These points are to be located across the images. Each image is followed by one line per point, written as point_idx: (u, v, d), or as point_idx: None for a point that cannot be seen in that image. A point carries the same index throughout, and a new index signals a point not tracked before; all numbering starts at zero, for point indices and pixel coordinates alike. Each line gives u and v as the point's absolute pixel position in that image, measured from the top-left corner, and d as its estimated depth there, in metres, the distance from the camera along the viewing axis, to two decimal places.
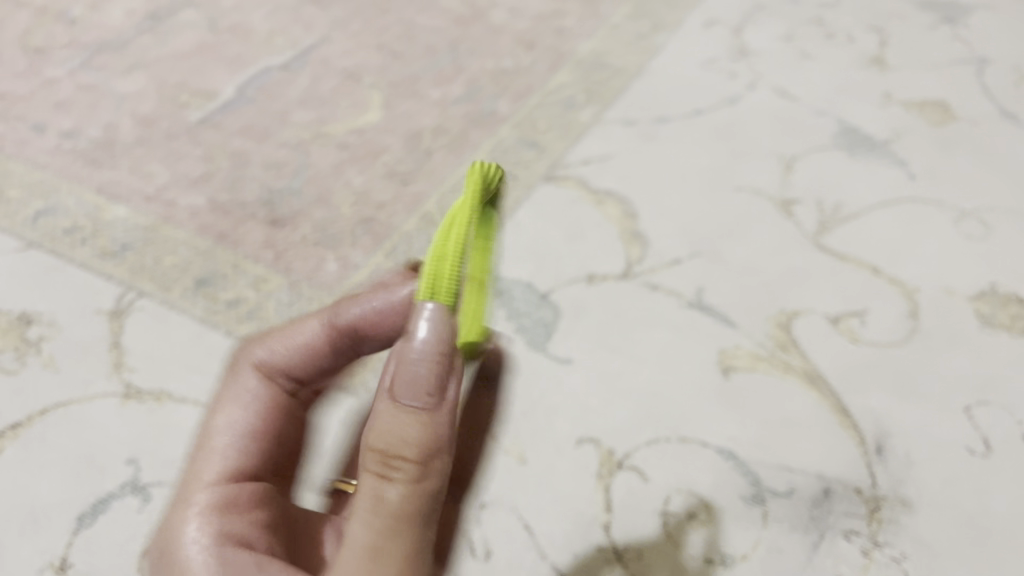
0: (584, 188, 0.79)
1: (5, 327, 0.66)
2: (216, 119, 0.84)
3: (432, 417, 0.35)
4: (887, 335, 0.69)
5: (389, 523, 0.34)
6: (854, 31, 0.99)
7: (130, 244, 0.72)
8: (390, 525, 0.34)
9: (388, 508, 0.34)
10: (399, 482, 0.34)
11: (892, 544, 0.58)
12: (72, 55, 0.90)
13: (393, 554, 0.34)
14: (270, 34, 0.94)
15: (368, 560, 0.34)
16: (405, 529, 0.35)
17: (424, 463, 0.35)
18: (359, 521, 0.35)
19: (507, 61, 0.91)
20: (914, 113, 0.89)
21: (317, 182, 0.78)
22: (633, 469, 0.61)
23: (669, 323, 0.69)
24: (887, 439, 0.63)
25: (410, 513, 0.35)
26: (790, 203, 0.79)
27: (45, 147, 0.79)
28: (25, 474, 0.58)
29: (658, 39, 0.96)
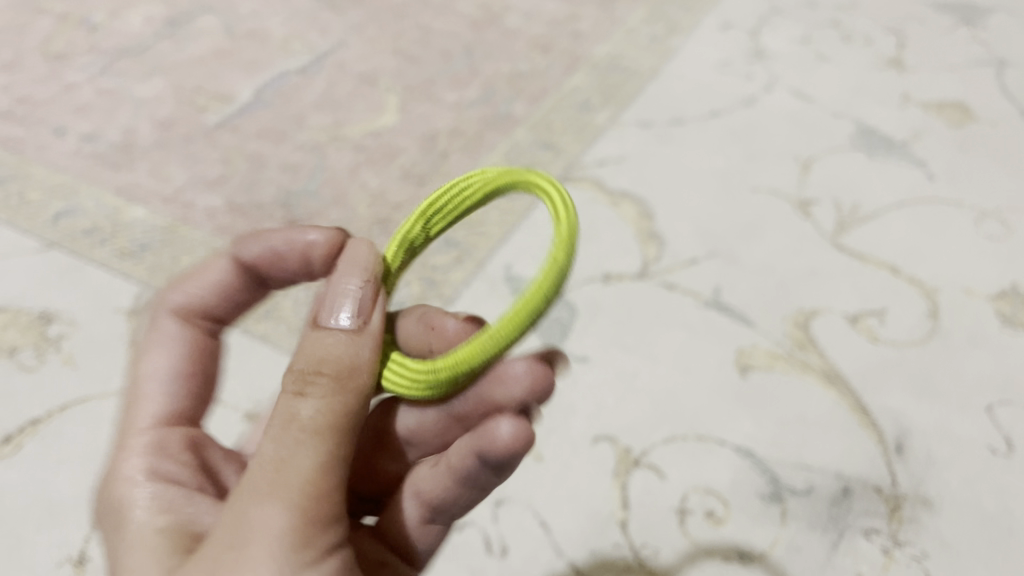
0: (599, 189, 0.79)
1: (25, 326, 0.67)
2: (234, 123, 0.84)
3: (347, 335, 0.39)
4: (908, 334, 0.68)
5: (301, 438, 0.36)
6: (872, 32, 0.99)
7: (148, 244, 0.72)
8: (303, 440, 0.36)
9: (300, 424, 0.37)
10: (312, 397, 0.37)
11: (913, 543, 0.58)
12: (92, 60, 0.91)
13: (302, 466, 0.36)
14: (286, 39, 0.94)
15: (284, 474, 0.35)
16: (316, 449, 0.36)
17: (338, 378, 0.38)
18: (270, 432, 0.37)
19: (522, 65, 0.92)
20: (932, 114, 0.88)
21: (333, 183, 0.78)
22: (650, 467, 0.61)
23: (686, 323, 0.68)
24: (907, 438, 0.62)
25: (319, 426, 0.37)
26: (807, 204, 0.78)
27: (65, 150, 0.80)
28: (43, 470, 0.59)
29: (674, 42, 0.96)
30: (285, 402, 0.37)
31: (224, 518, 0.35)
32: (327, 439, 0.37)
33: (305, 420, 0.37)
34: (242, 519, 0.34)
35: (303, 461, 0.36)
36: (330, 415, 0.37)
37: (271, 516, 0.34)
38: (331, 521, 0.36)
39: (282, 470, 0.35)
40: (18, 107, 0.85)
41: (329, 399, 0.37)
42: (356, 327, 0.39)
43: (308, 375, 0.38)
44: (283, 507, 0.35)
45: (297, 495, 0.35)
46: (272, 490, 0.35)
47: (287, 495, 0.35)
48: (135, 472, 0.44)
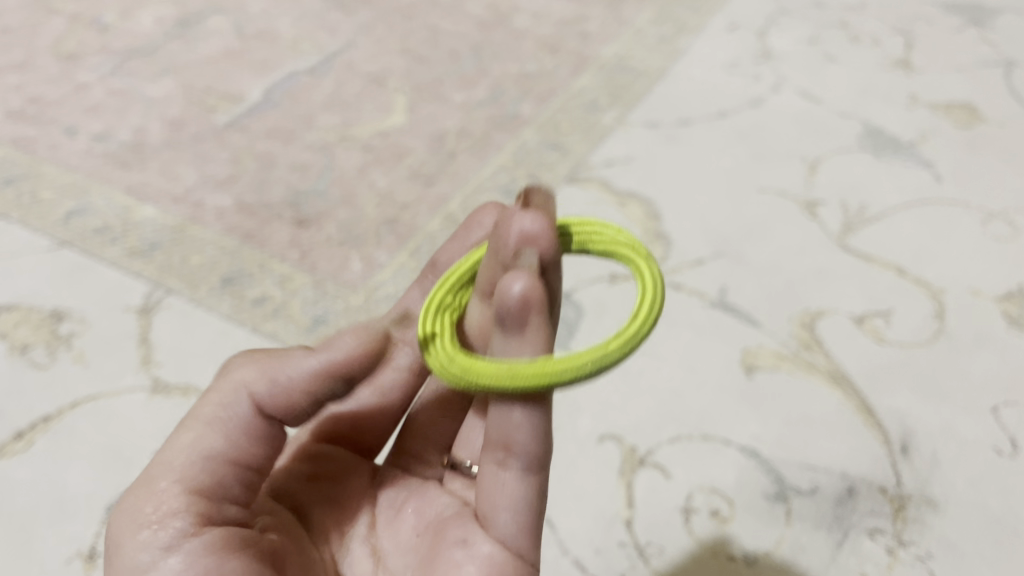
0: (606, 190, 0.79)
1: (36, 324, 0.67)
2: (243, 123, 0.85)
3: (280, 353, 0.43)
4: (914, 335, 0.68)
5: (190, 429, 0.41)
6: (880, 33, 0.99)
7: (158, 243, 0.73)
8: (192, 430, 0.41)
9: (198, 416, 0.42)
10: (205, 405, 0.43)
11: (917, 543, 0.58)
12: (104, 60, 0.91)
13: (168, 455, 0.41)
14: (295, 39, 0.95)
15: (163, 455, 0.41)
16: (198, 436, 0.41)
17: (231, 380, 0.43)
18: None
19: (530, 65, 0.92)
20: (940, 115, 0.88)
21: (341, 183, 0.79)
22: (655, 466, 0.61)
23: (692, 323, 0.69)
24: (912, 439, 0.62)
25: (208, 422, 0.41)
26: (814, 205, 0.79)
27: (76, 150, 0.81)
28: (54, 466, 0.60)
29: (681, 43, 0.96)
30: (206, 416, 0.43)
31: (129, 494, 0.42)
32: (199, 430, 0.41)
33: (204, 415, 0.42)
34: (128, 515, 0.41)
35: (172, 448, 0.41)
36: (208, 409, 0.42)
37: (128, 501, 0.40)
38: (185, 503, 0.39)
39: (157, 463, 0.41)
40: (30, 106, 0.85)
41: (227, 402, 0.42)
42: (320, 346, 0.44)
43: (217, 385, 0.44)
44: (146, 491, 0.39)
45: (156, 473, 0.40)
46: (150, 467, 0.41)
47: (152, 472, 0.40)
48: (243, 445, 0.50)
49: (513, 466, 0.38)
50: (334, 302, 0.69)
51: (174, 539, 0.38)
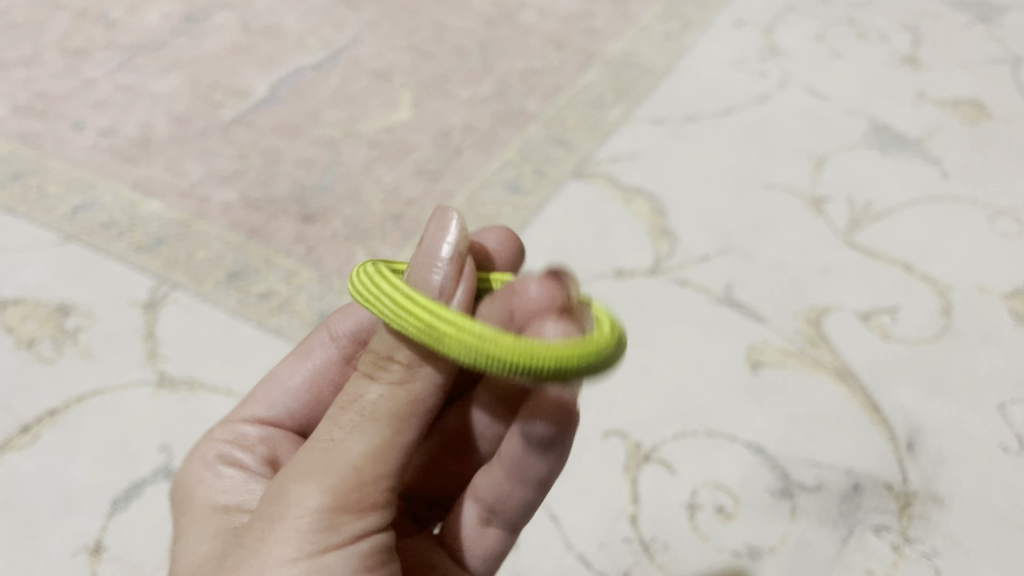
0: (612, 186, 0.79)
1: (43, 318, 0.67)
2: (249, 118, 0.85)
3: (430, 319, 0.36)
4: (920, 332, 0.68)
5: (360, 421, 0.36)
6: (887, 30, 0.98)
7: (164, 238, 0.73)
8: (362, 423, 0.36)
9: (366, 406, 0.36)
10: (379, 384, 0.36)
11: (923, 540, 0.58)
12: (110, 56, 0.92)
13: (347, 450, 0.35)
14: (302, 35, 0.95)
15: (329, 451, 0.36)
16: (373, 431, 0.35)
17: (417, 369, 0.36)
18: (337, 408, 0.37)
19: (536, 62, 0.92)
20: (947, 112, 0.88)
21: (347, 179, 0.79)
22: (660, 462, 0.61)
23: (698, 319, 0.69)
24: (918, 436, 0.62)
25: (378, 412, 0.36)
26: (821, 202, 0.78)
27: (83, 145, 0.81)
28: (61, 460, 0.60)
29: (688, 39, 0.96)
30: (361, 383, 0.37)
31: (272, 488, 0.36)
32: (383, 429, 0.36)
33: (372, 406, 0.36)
34: (274, 496, 0.36)
35: (354, 441, 0.35)
36: (378, 403, 0.36)
37: (300, 494, 0.35)
38: (377, 501, 0.36)
39: (332, 452, 0.35)
40: (37, 101, 0.85)
41: (397, 389, 0.36)
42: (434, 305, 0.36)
43: (388, 359, 0.36)
44: (318, 489, 0.35)
45: (335, 475, 0.35)
46: (315, 463, 0.36)
47: (322, 472, 0.35)
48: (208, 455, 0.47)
49: (495, 525, 0.44)
50: (340, 297, 0.69)
51: (366, 535, 0.36)
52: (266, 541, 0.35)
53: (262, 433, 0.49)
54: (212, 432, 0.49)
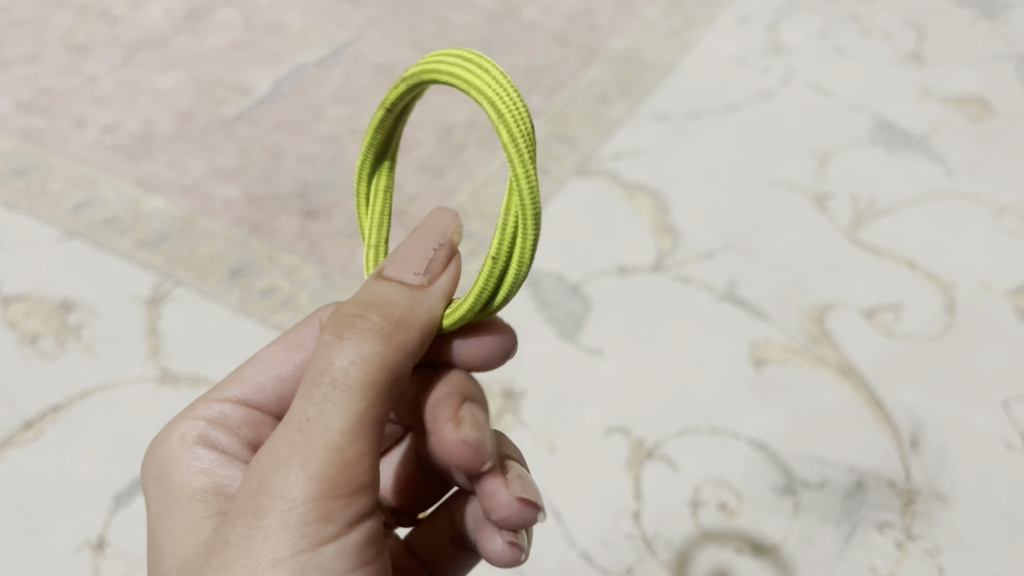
0: (615, 182, 0.79)
1: (46, 314, 0.68)
2: (252, 114, 0.85)
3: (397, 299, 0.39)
4: (924, 329, 0.68)
5: (334, 394, 0.35)
6: (891, 27, 0.98)
7: (167, 234, 0.73)
8: (336, 396, 0.35)
9: (338, 377, 0.36)
10: (346, 352, 0.36)
11: (927, 537, 0.57)
12: (113, 53, 0.92)
13: (323, 424, 0.35)
14: (304, 31, 0.95)
15: (306, 427, 0.35)
16: (349, 403, 0.35)
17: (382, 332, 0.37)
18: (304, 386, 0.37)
19: (539, 58, 0.92)
20: (952, 109, 0.87)
21: (350, 175, 0.79)
22: (663, 459, 0.61)
23: (701, 316, 0.69)
24: (922, 433, 0.62)
25: (354, 381, 0.36)
26: (825, 198, 0.78)
27: (86, 141, 0.81)
28: (65, 456, 0.60)
29: (691, 36, 0.96)
30: (324, 354, 0.36)
31: (251, 475, 0.35)
32: (358, 398, 0.36)
33: (345, 376, 0.36)
34: (256, 485, 0.35)
35: (331, 415, 0.35)
36: (351, 373, 0.36)
37: (284, 479, 0.34)
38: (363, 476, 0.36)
39: (308, 430, 0.35)
40: (40, 98, 0.85)
41: (369, 353, 0.36)
42: (419, 284, 0.40)
43: (353, 324, 0.37)
44: (305, 470, 0.34)
45: (320, 452, 0.34)
46: (294, 442, 0.35)
47: (303, 451, 0.34)
48: (188, 439, 0.45)
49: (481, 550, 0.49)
50: (343, 293, 0.69)
51: (356, 512, 0.36)
52: (254, 534, 0.34)
53: (246, 416, 0.47)
54: (190, 411, 0.47)
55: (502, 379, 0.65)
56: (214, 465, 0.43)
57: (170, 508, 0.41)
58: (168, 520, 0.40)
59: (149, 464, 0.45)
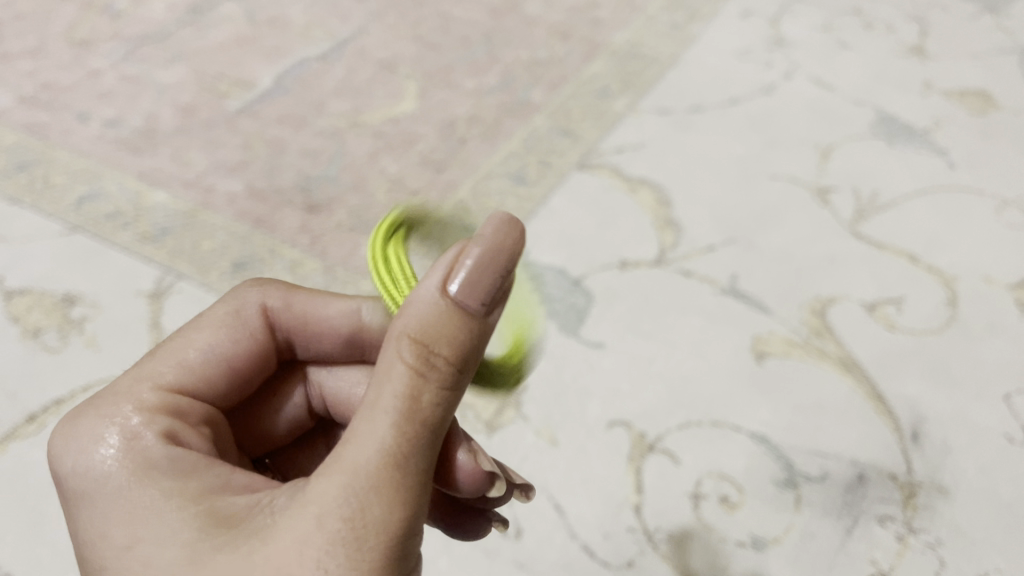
0: (617, 176, 0.79)
1: (49, 308, 0.68)
2: (254, 109, 0.85)
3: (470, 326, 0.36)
4: (926, 322, 0.68)
5: (420, 430, 0.34)
6: (894, 20, 0.97)
7: (169, 228, 0.73)
8: (422, 432, 0.35)
9: (422, 413, 0.35)
10: (433, 385, 0.35)
11: (928, 530, 0.57)
12: (116, 47, 0.92)
13: (414, 464, 0.34)
14: (307, 26, 0.95)
15: (394, 462, 0.34)
16: (429, 441, 0.35)
17: (461, 368, 0.36)
18: (382, 410, 0.34)
19: (541, 52, 0.92)
20: (954, 102, 0.87)
21: (352, 169, 0.79)
22: (664, 452, 0.61)
23: (703, 309, 0.69)
24: (923, 426, 0.62)
25: (433, 419, 0.35)
26: (827, 191, 0.78)
27: (89, 135, 0.81)
28: None
29: (694, 30, 0.96)
30: (404, 384, 0.35)
31: (337, 505, 0.33)
32: (434, 437, 0.35)
33: (429, 413, 0.35)
34: (345, 516, 0.33)
35: (417, 455, 0.34)
36: (435, 411, 0.35)
37: (380, 519, 0.33)
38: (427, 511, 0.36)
39: (397, 469, 0.34)
40: (43, 92, 0.86)
41: (448, 390, 0.35)
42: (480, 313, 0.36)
43: (433, 355, 0.35)
44: (401, 509, 0.33)
45: (411, 490, 0.34)
46: (384, 477, 0.33)
47: (396, 487, 0.33)
48: (120, 427, 0.39)
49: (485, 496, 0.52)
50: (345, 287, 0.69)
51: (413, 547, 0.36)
52: (345, 571, 0.32)
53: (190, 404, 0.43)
54: (130, 394, 0.41)
55: (504, 372, 0.65)
56: (183, 458, 0.38)
57: (159, 511, 0.35)
58: (162, 532, 0.34)
59: (75, 454, 0.39)
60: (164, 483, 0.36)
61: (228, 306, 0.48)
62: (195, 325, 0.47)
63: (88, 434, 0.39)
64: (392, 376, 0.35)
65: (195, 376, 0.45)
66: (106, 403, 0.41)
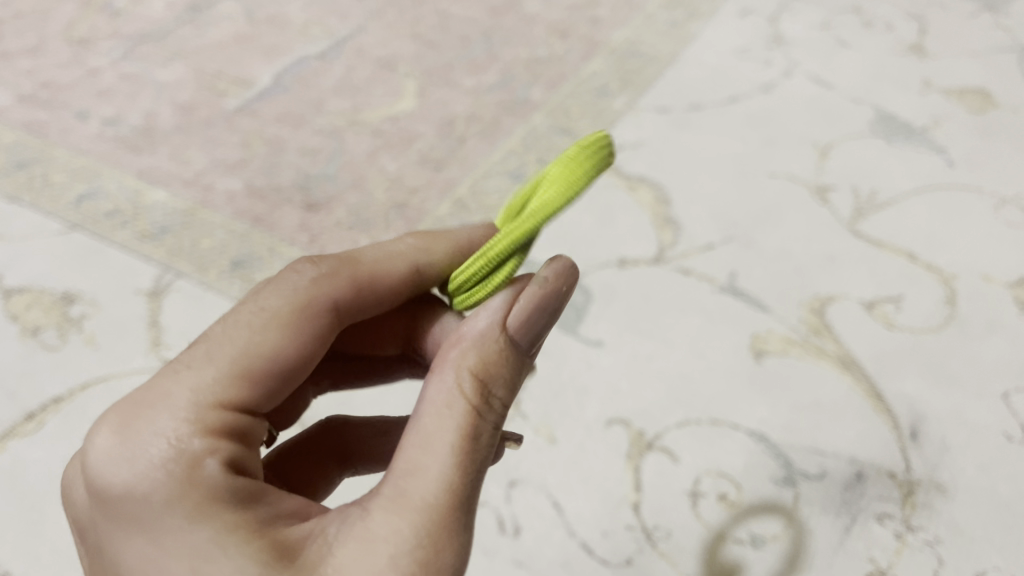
0: (616, 175, 0.79)
1: (48, 307, 0.68)
2: (254, 107, 0.85)
3: (515, 367, 0.38)
4: (924, 320, 0.68)
5: (475, 466, 0.35)
6: (893, 19, 0.97)
7: (168, 227, 0.73)
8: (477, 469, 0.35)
9: (479, 448, 0.35)
10: (490, 420, 0.36)
11: (926, 528, 0.58)
12: (115, 45, 0.92)
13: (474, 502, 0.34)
14: (306, 24, 0.95)
15: (455, 496, 0.33)
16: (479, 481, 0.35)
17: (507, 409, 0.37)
18: (443, 441, 0.34)
19: (541, 50, 0.92)
20: (954, 101, 0.87)
21: (351, 167, 0.79)
22: (663, 450, 0.61)
23: (701, 308, 0.69)
24: (922, 424, 0.62)
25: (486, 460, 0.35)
26: (826, 190, 0.78)
27: (88, 134, 0.81)
28: (66, 448, 0.60)
29: (693, 28, 0.96)
30: (464, 416, 0.35)
31: (402, 538, 0.32)
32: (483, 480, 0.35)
33: (483, 449, 0.35)
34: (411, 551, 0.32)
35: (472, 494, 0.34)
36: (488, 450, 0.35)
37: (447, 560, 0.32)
38: None
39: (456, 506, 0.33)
40: (42, 90, 0.86)
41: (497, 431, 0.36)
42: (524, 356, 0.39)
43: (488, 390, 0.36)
44: (458, 550, 0.33)
45: (466, 531, 0.33)
46: (446, 510, 0.33)
47: (456, 522, 0.33)
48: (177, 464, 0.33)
49: None
50: None
51: None
52: None
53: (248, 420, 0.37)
54: (186, 420, 0.35)
55: None
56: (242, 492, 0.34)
57: (229, 563, 0.31)
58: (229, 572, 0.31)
59: (126, 476, 0.34)
60: (227, 523, 0.32)
61: (287, 294, 0.40)
62: (248, 322, 0.38)
63: (142, 467, 0.34)
64: (452, 409, 0.35)
65: (254, 387, 0.37)
66: (154, 423, 0.35)
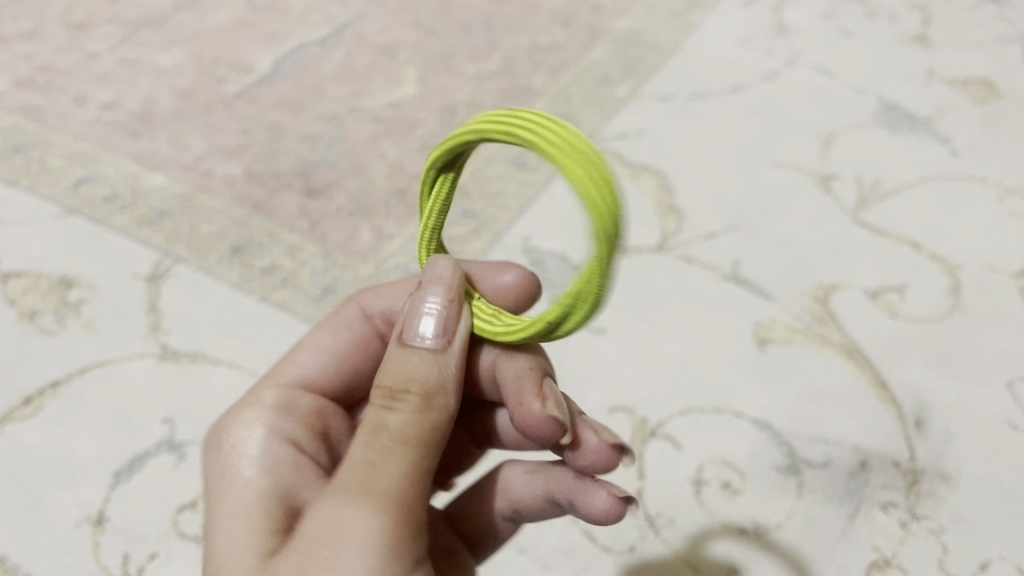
0: (619, 162, 0.78)
1: (45, 290, 0.67)
2: (253, 93, 0.84)
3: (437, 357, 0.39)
4: (929, 310, 0.68)
5: (387, 443, 0.36)
6: (897, 10, 0.97)
7: (167, 212, 0.72)
8: (391, 446, 0.35)
9: (385, 430, 0.36)
10: (401, 409, 0.37)
11: (931, 517, 0.57)
12: (113, 30, 0.91)
13: (385, 471, 0.35)
14: (306, 10, 0.94)
15: (365, 470, 0.35)
16: (403, 453, 0.36)
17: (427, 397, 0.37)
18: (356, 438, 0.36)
19: (542, 37, 0.91)
20: (957, 91, 0.87)
21: (351, 154, 0.78)
22: (666, 438, 0.60)
23: (704, 296, 0.68)
24: (926, 414, 0.62)
25: (409, 435, 0.36)
26: (829, 179, 0.78)
27: (85, 119, 0.80)
28: (64, 432, 0.60)
29: (695, 17, 0.95)
30: (374, 413, 0.37)
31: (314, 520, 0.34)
32: (406, 449, 0.36)
33: (395, 430, 0.36)
34: (322, 517, 0.34)
35: (389, 466, 0.35)
36: (405, 426, 0.36)
37: (354, 516, 0.34)
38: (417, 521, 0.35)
39: (367, 475, 0.35)
40: (39, 75, 0.85)
41: (421, 413, 0.37)
42: (440, 346, 0.39)
43: (400, 392, 0.37)
44: (369, 510, 0.34)
45: (378, 495, 0.34)
46: (352, 484, 0.34)
47: (367, 491, 0.34)
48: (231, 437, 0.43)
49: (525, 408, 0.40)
50: (343, 272, 0.68)
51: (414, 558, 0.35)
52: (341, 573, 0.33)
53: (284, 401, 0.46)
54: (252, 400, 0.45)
55: None
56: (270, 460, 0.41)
57: (236, 523, 0.38)
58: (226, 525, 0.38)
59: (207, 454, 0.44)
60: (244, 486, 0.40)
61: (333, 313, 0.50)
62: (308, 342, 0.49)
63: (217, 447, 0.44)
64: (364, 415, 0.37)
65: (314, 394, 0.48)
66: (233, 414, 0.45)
